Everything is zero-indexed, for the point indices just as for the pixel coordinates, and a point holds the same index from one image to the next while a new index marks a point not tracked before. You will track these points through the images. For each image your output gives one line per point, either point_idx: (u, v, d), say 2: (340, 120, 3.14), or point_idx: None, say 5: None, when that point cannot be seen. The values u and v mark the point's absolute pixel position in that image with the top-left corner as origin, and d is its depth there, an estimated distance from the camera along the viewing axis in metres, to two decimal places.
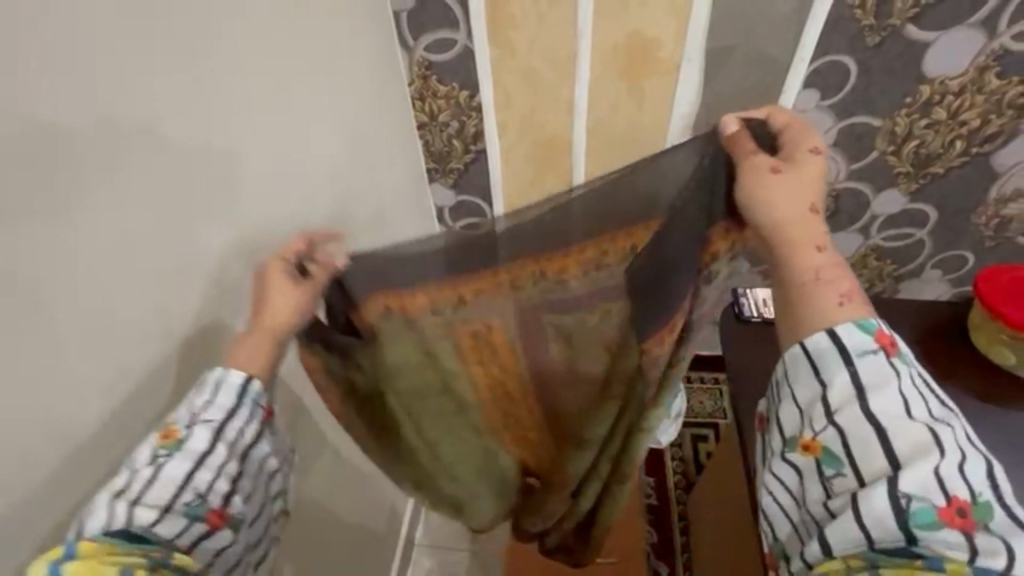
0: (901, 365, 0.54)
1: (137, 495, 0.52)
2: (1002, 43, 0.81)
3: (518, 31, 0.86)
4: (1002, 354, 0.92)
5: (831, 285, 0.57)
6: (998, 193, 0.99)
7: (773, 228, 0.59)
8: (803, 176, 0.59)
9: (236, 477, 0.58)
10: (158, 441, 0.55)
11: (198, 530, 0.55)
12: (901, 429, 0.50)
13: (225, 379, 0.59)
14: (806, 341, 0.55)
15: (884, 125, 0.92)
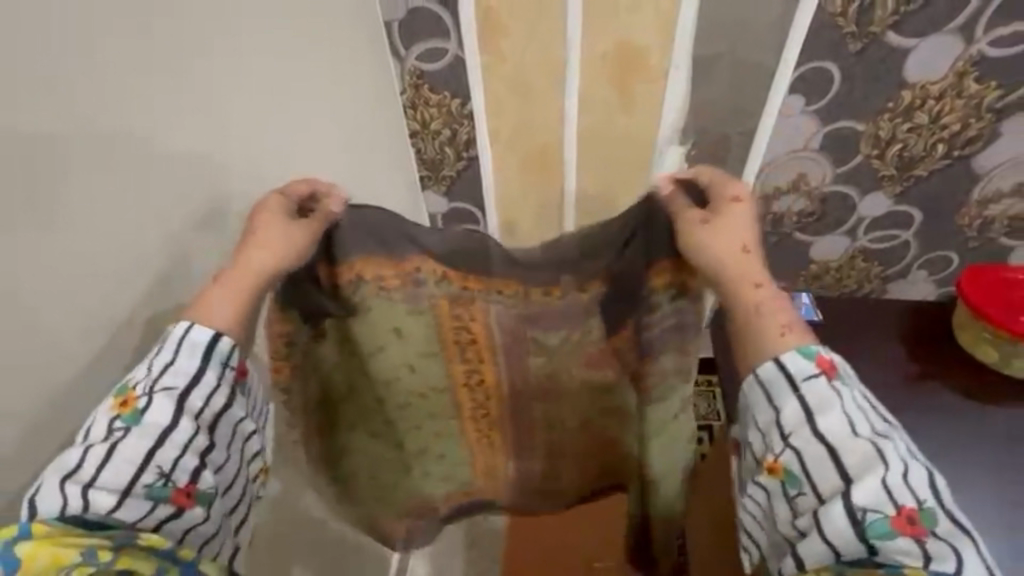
0: (842, 387, 0.66)
1: (89, 477, 0.60)
2: (979, 49, 0.83)
3: (508, 40, 0.87)
4: (985, 351, 0.94)
5: (771, 317, 0.69)
6: (980, 195, 1.01)
7: (715, 271, 0.71)
8: (730, 223, 0.71)
9: (207, 445, 0.67)
10: (115, 411, 0.64)
11: (168, 507, 0.63)
12: (846, 445, 0.63)
13: (185, 337, 0.67)
14: (760, 373, 0.67)
15: (868, 130, 0.94)
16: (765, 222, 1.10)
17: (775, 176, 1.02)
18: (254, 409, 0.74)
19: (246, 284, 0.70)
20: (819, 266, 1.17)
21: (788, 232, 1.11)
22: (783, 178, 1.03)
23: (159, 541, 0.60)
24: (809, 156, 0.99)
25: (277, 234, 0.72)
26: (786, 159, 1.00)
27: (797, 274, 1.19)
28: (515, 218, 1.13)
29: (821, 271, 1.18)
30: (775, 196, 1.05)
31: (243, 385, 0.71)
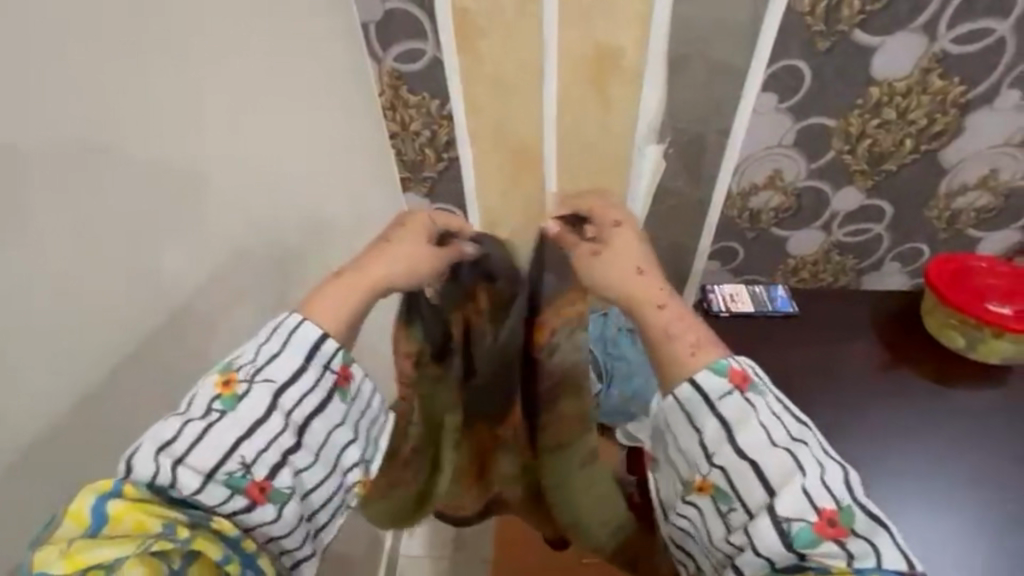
0: (756, 397, 0.68)
1: (181, 451, 0.63)
2: (942, 47, 0.85)
3: (485, 41, 0.88)
4: (950, 336, 0.96)
5: (681, 338, 0.71)
6: (947, 188, 1.04)
7: (624, 297, 0.74)
8: (619, 249, 0.77)
9: (293, 445, 0.69)
10: (217, 393, 0.66)
11: (242, 500, 0.64)
12: (762, 457, 0.65)
13: (291, 330, 0.70)
14: (677, 391, 0.69)
15: (839, 126, 0.96)
16: (743, 218, 1.12)
17: (751, 172, 1.04)
18: (358, 414, 0.76)
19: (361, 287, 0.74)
20: (797, 261, 1.19)
21: (766, 227, 1.13)
22: (758, 175, 1.04)
23: (230, 527, 0.64)
24: (783, 152, 1.01)
25: (400, 253, 0.77)
26: (761, 155, 1.01)
27: (776, 269, 1.21)
28: (498, 219, 1.12)
29: (799, 266, 1.20)
30: (751, 192, 1.07)
31: (345, 391, 0.73)
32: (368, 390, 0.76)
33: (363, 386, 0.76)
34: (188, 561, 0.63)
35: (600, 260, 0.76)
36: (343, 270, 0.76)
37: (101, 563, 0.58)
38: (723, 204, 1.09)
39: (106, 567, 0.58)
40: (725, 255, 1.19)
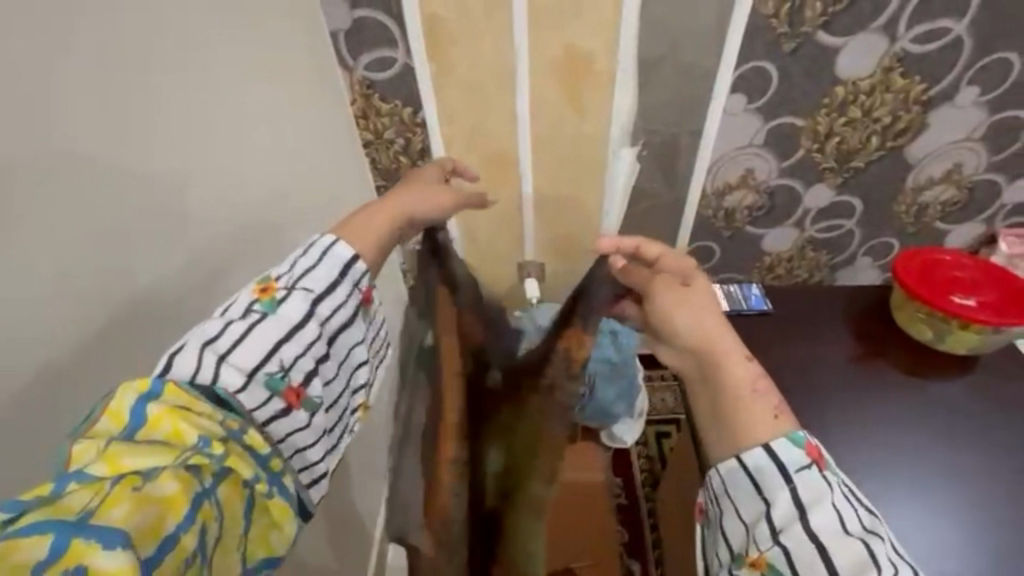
0: (832, 483, 0.51)
1: (225, 349, 0.44)
2: (902, 46, 0.87)
3: (455, 48, 0.87)
4: (920, 331, 0.83)
5: (764, 398, 0.55)
6: (914, 184, 1.07)
7: (708, 351, 0.56)
8: (708, 297, 0.60)
9: (325, 357, 0.49)
10: (254, 296, 0.48)
11: (278, 402, 0.45)
12: (835, 546, 0.47)
13: (327, 249, 0.51)
14: (745, 454, 0.52)
15: (807, 125, 0.98)
16: (717, 217, 1.13)
17: (724, 173, 1.06)
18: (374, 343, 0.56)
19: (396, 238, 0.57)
20: (772, 258, 1.22)
21: (740, 226, 1.15)
22: (731, 174, 1.06)
23: (262, 445, 0.43)
24: (754, 151, 1.02)
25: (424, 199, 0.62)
26: (734, 154, 1.03)
27: (752, 266, 1.24)
28: (471, 225, 1.10)
29: (774, 263, 1.22)
30: (725, 192, 1.09)
31: (367, 313, 0.54)
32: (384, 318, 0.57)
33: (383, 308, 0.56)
34: (219, 481, 0.39)
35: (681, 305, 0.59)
36: (367, 213, 0.56)
37: (140, 469, 0.35)
38: (698, 204, 1.11)
39: (143, 476, 0.35)
40: (701, 255, 1.21)
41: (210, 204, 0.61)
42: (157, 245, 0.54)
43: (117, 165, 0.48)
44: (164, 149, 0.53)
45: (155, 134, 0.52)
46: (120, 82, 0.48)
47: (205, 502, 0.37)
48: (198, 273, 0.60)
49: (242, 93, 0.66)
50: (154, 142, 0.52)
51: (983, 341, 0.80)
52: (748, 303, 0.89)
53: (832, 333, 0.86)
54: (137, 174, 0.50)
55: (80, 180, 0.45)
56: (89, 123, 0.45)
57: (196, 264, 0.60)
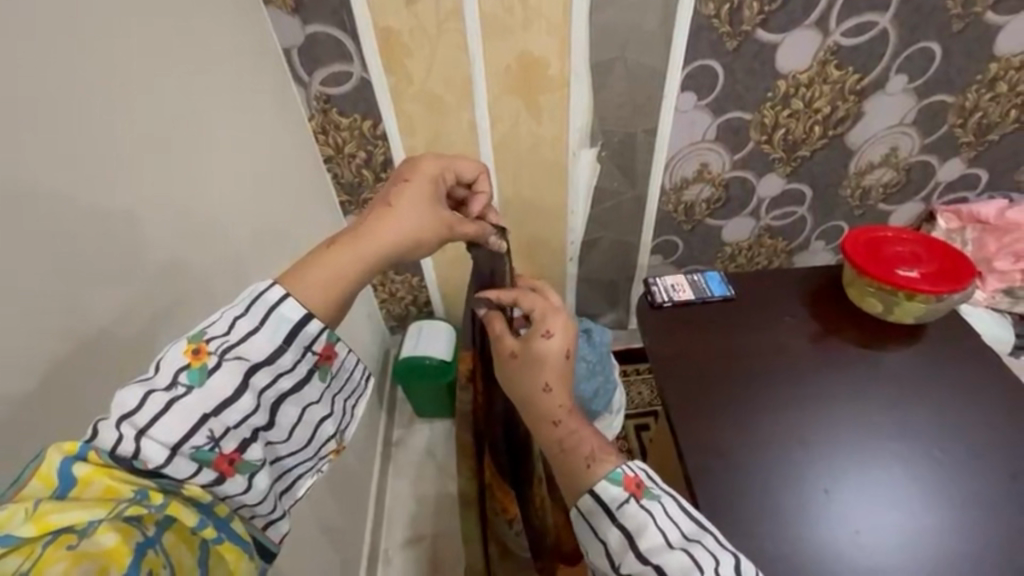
0: (653, 505, 0.46)
1: (146, 421, 0.37)
2: (835, 41, 0.93)
3: (412, 60, 0.89)
4: (871, 305, 0.86)
5: (575, 450, 0.50)
6: (857, 168, 1.13)
7: (526, 404, 0.52)
8: (543, 358, 0.51)
9: (268, 424, 0.43)
10: (183, 362, 0.39)
11: (211, 473, 0.39)
12: (664, 561, 0.43)
13: (272, 308, 0.42)
14: (579, 504, 0.48)
15: (754, 118, 1.03)
16: (678, 212, 1.17)
17: (681, 168, 1.09)
18: (343, 391, 0.49)
19: (352, 265, 0.47)
20: (733, 248, 1.27)
21: (701, 218, 1.19)
22: (688, 170, 1.10)
23: (203, 493, 0.38)
24: (707, 146, 1.06)
25: (415, 212, 0.52)
26: (689, 151, 1.07)
27: (715, 256, 1.28)
28: None
29: (734, 252, 1.27)
30: (684, 186, 1.13)
31: (329, 371, 0.47)
32: (360, 364, 0.49)
33: (353, 359, 0.48)
34: (163, 528, 0.36)
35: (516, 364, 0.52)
36: (328, 244, 0.48)
37: (74, 526, 0.31)
38: (660, 200, 1.14)
39: (78, 531, 0.31)
40: (666, 249, 1.25)
41: (176, 222, 0.60)
42: (128, 275, 0.52)
43: (84, 202, 0.47)
44: (124, 181, 0.52)
45: (116, 164, 0.51)
46: (74, 110, 0.47)
47: (150, 551, 0.34)
48: (169, 299, 0.58)
49: (196, 114, 0.65)
50: (115, 174, 0.51)
51: (928, 310, 0.83)
52: (711, 291, 0.91)
53: (790, 311, 0.89)
54: (99, 207, 0.49)
55: (45, 217, 0.43)
56: (48, 157, 0.44)
57: (170, 290, 0.58)
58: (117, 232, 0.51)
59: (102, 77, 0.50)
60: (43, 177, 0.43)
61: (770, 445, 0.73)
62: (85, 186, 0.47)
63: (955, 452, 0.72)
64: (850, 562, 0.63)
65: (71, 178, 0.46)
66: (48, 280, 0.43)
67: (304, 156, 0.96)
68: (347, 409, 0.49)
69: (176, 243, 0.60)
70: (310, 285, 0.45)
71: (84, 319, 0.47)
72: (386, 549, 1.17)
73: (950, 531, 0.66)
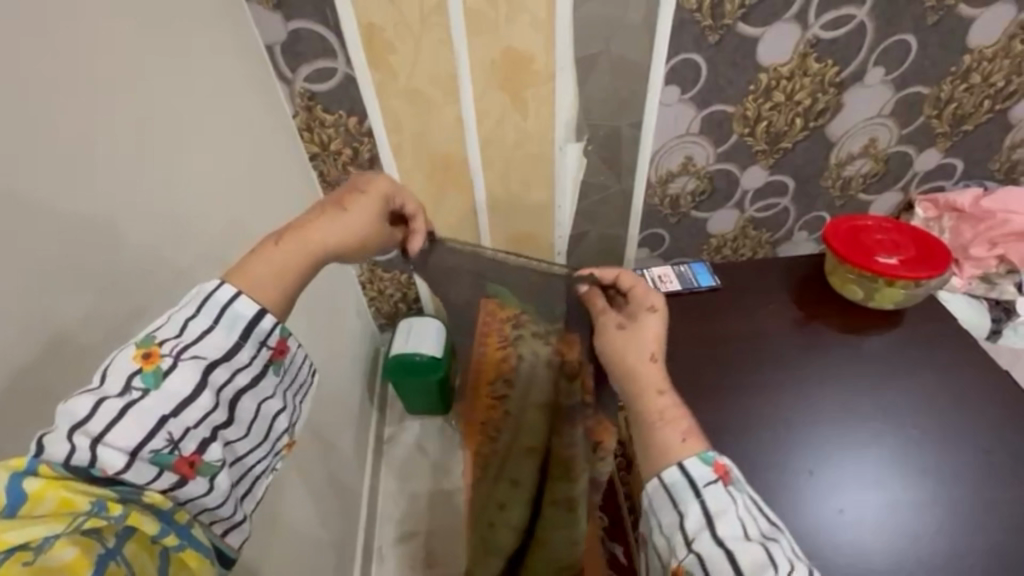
0: (736, 494, 0.48)
1: (101, 429, 0.38)
2: (814, 34, 0.94)
3: (396, 56, 0.88)
4: (851, 291, 0.88)
5: (670, 425, 0.52)
6: (837, 160, 1.15)
7: (620, 374, 0.58)
8: (644, 332, 0.59)
9: (227, 422, 0.45)
10: (135, 366, 0.41)
11: (172, 476, 0.40)
12: (738, 549, 0.44)
13: (224, 307, 0.45)
14: (664, 474, 0.49)
15: (737, 111, 1.04)
16: (665, 205, 1.18)
17: (666, 161, 1.10)
18: (296, 388, 0.51)
19: (299, 255, 0.50)
20: (718, 239, 1.28)
21: (687, 210, 1.21)
22: (672, 162, 1.11)
23: (163, 500, 0.39)
24: (692, 139, 1.07)
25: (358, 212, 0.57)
26: (672, 144, 1.08)
27: (701, 248, 1.30)
28: None
29: (720, 244, 1.29)
30: (669, 179, 1.14)
31: (282, 365, 0.49)
32: (310, 362, 0.52)
33: (303, 355, 0.51)
34: (124, 538, 0.37)
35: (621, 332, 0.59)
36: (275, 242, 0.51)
37: (29, 543, 0.31)
38: (646, 193, 1.15)
39: (34, 547, 0.32)
40: (653, 242, 1.26)
41: (157, 221, 0.60)
42: (108, 279, 0.52)
43: (62, 209, 0.47)
44: (103, 182, 0.51)
45: (92, 164, 0.50)
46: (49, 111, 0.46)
47: (111, 562, 0.35)
48: (150, 302, 0.57)
49: (175, 114, 0.64)
50: (93, 175, 0.50)
51: (908, 296, 0.85)
52: (697, 282, 0.92)
53: (774, 299, 0.91)
54: (74, 212, 0.48)
55: (20, 224, 0.43)
56: (21, 160, 0.43)
57: (152, 293, 0.58)
58: (96, 234, 0.50)
59: (78, 77, 0.49)
60: (15, 178, 0.42)
61: (753, 427, 0.75)
62: (58, 185, 0.46)
63: (932, 432, 0.75)
64: (833, 539, 0.65)
65: (44, 184, 0.45)
66: (25, 282, 0.43)
67: (282, 153, 0.93)
68: (300, 406, 0.52)
69: (157, 247, 0.59)
70: (256, 284, 0.47)
71: (65, 320, 0.46)
72: (379, 547, 1.17)
73: (928, 508, 0.68)
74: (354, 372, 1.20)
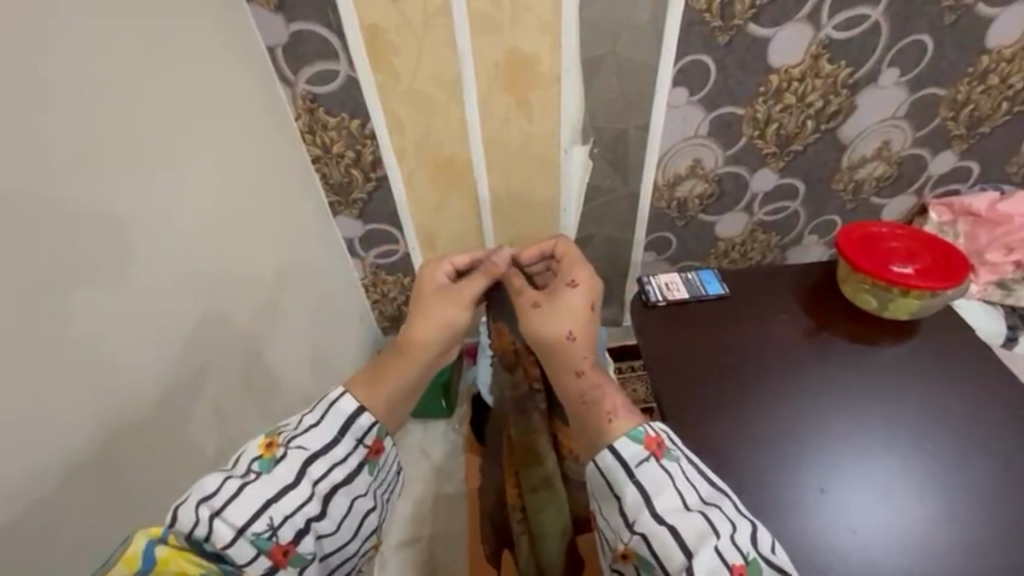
0: (671, 465, 0.50)
1: (220, 505, 0.45)
2: (827, 34, 0.92)
3: (399, 58, 0.87)
4: (865, 301, 0.85)
5: (597, 405, 0.55)
6: (849, 163, 1.13)
7: (540, 350, 0.60)
8: (564, 305, 0.62)
9: (320, 514, 0.51)
10: (257, 453, 0.50)
11: (265, 561, 0.47)
12: (679, 522, 0.47)
13: (333, 404, 0.54)
14: (598, 459, 0.51)
15: (747, 113, 1.02)
16: (672, 208, 1.16)
17: (673, 164, 1.08)
18: (381, 485, 0.58)
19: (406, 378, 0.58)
20: (726, 243, 1.26)
21: (695, 214, 1.19)
22: (681, 165, 1.09)
23: None
24: (700, 142, 1.05)
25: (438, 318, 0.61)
26: (681, 146, 1.05)
27: (708, 252, 1.28)
28: (434, 232, 1.14)
29: (728, 248, 1.27)
30: (677, 182, 1.12)
31: (375, 465, 0.56)
32: (396, 462, 0.59)
33: (392, 456, 0.58)
34: None
35: (539, 312, 0.61)
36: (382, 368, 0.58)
37: None
38: (653, 196, 1.13)
39: None
40: (660, 245, 1.24)
41: (164, 227, 0.58)
42: (116, 287, 0.50)
43: (69, 218, 0.45)
44: (107, 183, 0.50)
45: (96, 170, 0.49)
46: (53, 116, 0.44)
47: None
48: (155, 310, 0.56)
49: (177, 119, 0.62)
50: (97, 180, 0.49)
51: (923, 306, 0.82)
52: (705, 290, 0.91)
53: (784, 307, 0.89)
54: (80, 223, 0.47)
55: (27, 233, 0.41)
56: (27, 164, 0.42)
57: (156, 300, 0.57)
58: (103, 241, 0.49)
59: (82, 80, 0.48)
60: (20, 184, 0.41)
61: (762, 440, 0.73)
62: (64, 191, 0.45)
63: (949, 446, 0.73)
64: (844, 558, 0.63)
65: (50, 190, 0.44)
66: (27, 294, 0.41)
67: (306, 219, 0.99)
68: (382, 502, 0.59)
69: (163, 254, 0.58)
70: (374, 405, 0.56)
71: (68, 333, 0.45)
72: (382, 551, 1.16)
73: (948, 525, 0.66)
74: None
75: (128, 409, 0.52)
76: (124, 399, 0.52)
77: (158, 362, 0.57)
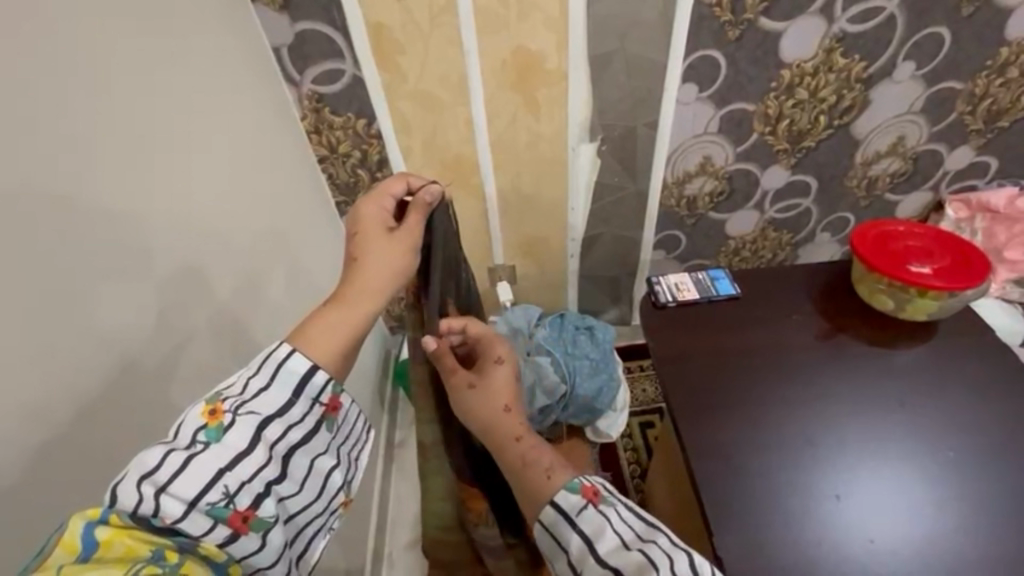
0: (609, 510, 0.49)
1: (166, 479, 0.40)
2: (840, 27, 0.90)
3: (405, 57, 0.86)
4: (880, 301, 0.84)
5: (535, 466, 0.53)
6: (863, 159, 1.10)
7: (481, 431, 0.56)
8: (496, 385, 0.57)
9: (280, 476, 0.46)
10: (201, 421, 0.43)
11: (225, 530, 0.41)
12: (621, 563, 0.46)
13: (281, 364, 0.47)
14: (541, 518, 0.50)
15: (758, 109, 1.00)
16: (681, 206, 1.15)
17: (682, 162, 1.07)
18: (346, 442, 0.53)
19: (345, 322, 0.51)
20: (737, 242, 1.25)
21: (704, 212, 1.17)
22: (690, 163, 1.07)
23: (218, 552, 0.41)
24: (710, 139, 1.04)
25: (376, 251, 0.54)
26: (690, 144, 1.04)
27: (718, 251, 1.26)
28: None
29: (738, 246, 1.25)
30: (686, 180, 1.10)
31: (334, 422, 0.51)
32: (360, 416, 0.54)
33: (353, 410, 0.53)
34: None
35: (474, 394, 0.56)
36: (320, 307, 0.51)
37: None
38: (661, 195, 1.12)
39: None
40: (669, 244, 1.22)
41: (175, 230, 0.58)
42: (128, 292, 0.51)
43: (79, 226, 0.45)
44: (119, 188, 0.50)
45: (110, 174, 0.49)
46: (62, 122, 0.44)
47: None
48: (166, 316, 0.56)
49: (184, 121, 0.61)
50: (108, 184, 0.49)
51: (941, 306, 0.80)
52: (715, 290, 0.89)
53: (797, 308, 0.87)
54: (89, 229, 0.46)
55: (40, 241, 0.42)
56: (38, 171, 0.42)
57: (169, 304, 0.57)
58: (115, 247, 0.49)
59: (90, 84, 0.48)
60: (31, 193, 0.41)
61: (774, 445, 0.72)
62: (76, 199, 0.45)
63: (967, 451, 0.71)
64: (858, 565, 0.62)
65: (62, 198, 0.44)
66: (41, 301, 0.41)
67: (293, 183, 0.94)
68: (351, 460, 0.54)
69: (174, 258, 0.58)
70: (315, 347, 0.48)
71: (82, 338, 0.45)
72: (390, 552, 1.16)
73: (967, 537, 0.64)
74: (365, 376, 1.19)
75: (138, 417, 0.52)
76: (136, 405, 0.51)
77: (167, 368, 0.57)
